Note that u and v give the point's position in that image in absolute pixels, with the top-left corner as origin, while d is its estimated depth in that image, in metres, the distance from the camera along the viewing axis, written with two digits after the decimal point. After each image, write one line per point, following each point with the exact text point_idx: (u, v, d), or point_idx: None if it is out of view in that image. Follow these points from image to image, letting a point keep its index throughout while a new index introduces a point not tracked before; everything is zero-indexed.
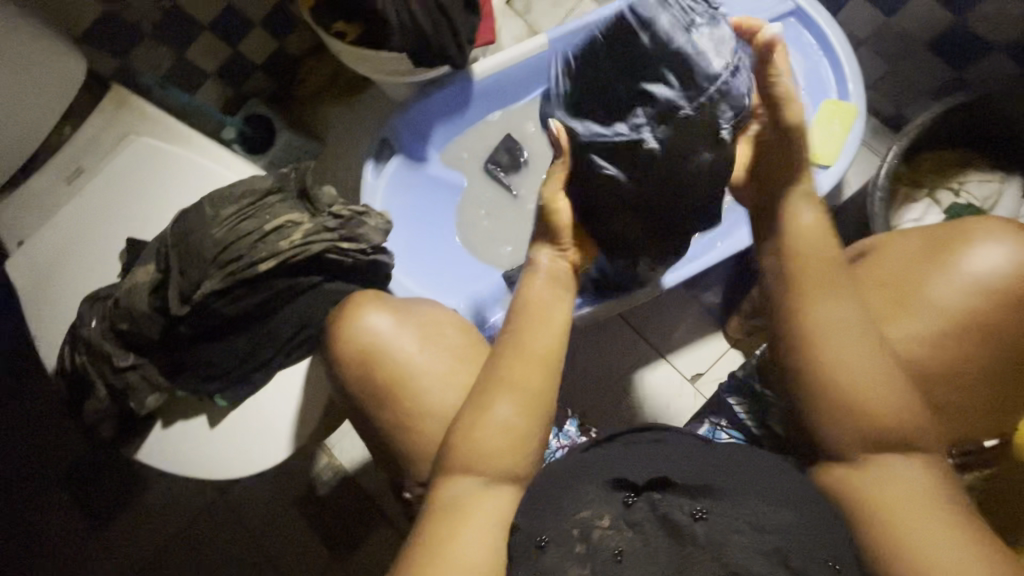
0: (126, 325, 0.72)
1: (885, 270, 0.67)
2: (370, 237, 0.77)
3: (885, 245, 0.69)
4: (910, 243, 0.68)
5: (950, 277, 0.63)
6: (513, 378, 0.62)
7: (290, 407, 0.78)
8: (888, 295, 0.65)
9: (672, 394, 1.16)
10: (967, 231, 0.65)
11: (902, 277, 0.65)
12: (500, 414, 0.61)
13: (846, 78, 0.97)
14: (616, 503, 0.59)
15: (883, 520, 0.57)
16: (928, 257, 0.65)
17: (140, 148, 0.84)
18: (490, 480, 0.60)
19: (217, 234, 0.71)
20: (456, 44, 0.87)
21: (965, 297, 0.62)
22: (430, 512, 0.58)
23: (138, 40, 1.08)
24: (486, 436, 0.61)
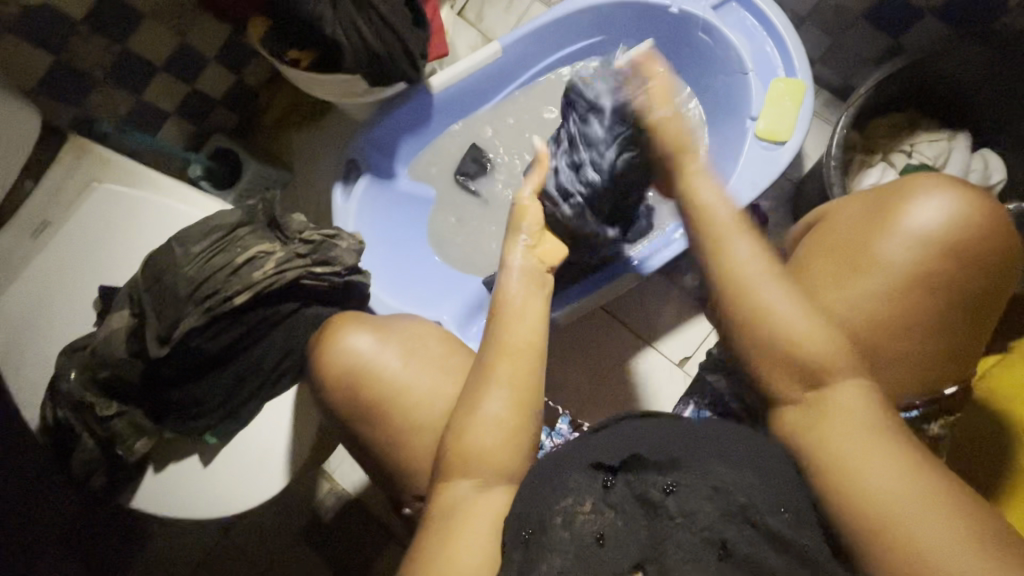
0: (105, 373, 0.71)
1: (836, 238, 0.69)
2: (343, 259, 0.78)
3: (833, 213, 0.72)
4: (853, 209, 0.71)
5: (893, 234, 0.65)
6: (501, 375, 0.65)
7: (283, 434, 0.78)
8: (839, 263, 0.68)
9: (663, 380, 1.18)
10: (907, 190, 0.67)
11: (850, 243, 0.68)
12: (490, 411, 0.64)
13: (792, 56, 0.99)
14: (594, 487, 0.59)
15: (835, 465, 0.57)
16: (872, 219, 0.68)
17: (107, 195, 0.84)
18: (488, 479, 0.63)
19: (188, 272, 0.71)
20: (410, 62, 0.88)
21: (908, 252, 0.64)
22: (431, 521, 0.61)
23: (92, 87, 1.07)
24: (482, 434, 0.63)
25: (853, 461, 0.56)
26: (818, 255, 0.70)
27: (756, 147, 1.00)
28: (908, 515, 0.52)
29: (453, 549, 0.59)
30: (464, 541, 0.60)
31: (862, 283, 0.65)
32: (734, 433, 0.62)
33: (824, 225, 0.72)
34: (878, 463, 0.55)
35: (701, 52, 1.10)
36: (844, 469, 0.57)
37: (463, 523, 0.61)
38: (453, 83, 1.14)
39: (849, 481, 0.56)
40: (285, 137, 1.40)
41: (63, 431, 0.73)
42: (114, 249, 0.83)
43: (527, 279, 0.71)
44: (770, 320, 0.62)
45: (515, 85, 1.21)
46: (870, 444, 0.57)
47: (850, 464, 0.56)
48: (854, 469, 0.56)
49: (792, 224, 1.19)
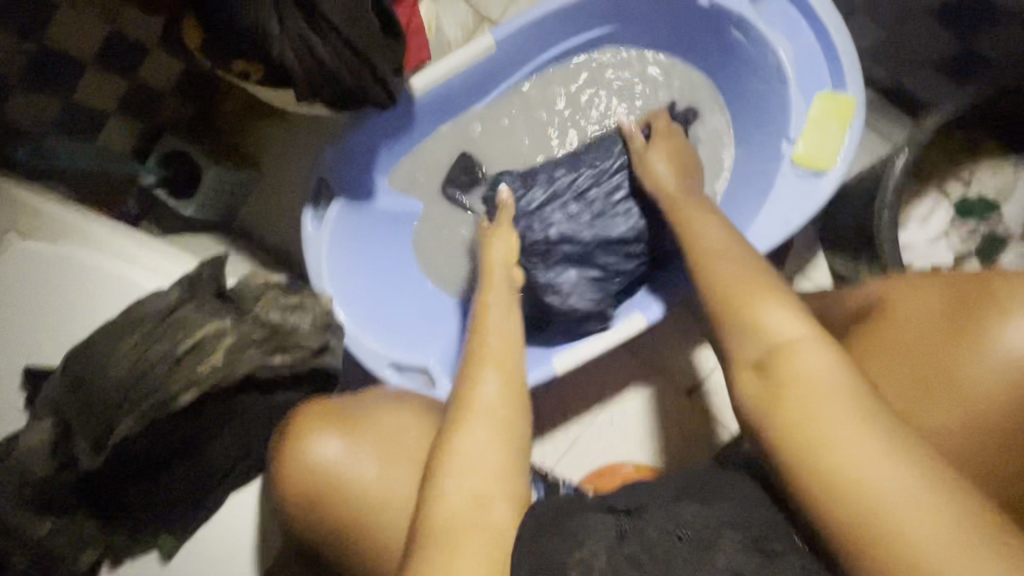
0: (30, 487, 0.60)
1: (899, 336, 0.59)
2: (307, 343, 0.66)
3: (892, 300, 0.62)
4: (929, 299, 0.59)
5: (979, 358, 0.53)
6: (492, 384, 0.59)
7: (252, 525, 0.70)
8: (905, 367, 0.57)
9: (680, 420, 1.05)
10: (996, 293, 0.54)
11: (921, 343, 0.57)
12: (484, 393, 0.57)
13: (843, 66, 0.83)
14: (605, 533, 0.52)
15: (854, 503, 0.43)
16: (946, 332, 0.56)
17: (27, 255, 0.71)
18: (477, 501, 0.52)
19: (118, 372, 0.60)
20: (382, 82, 0.71)
21: (998, 380, 0.53)
22: (422, 539, 0.51)
23: (8, 92, 0.89)
24: (476, 439, 0.54)
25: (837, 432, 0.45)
26: (868, 352, 0.60)
27: (792, 175, 0.85)
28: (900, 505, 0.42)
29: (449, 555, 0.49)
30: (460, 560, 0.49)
31: (936, 404, 0.55)
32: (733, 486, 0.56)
33: (885, 313, 0.61)
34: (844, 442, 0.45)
35: (730, 51, 0.93)
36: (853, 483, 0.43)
37: (458, 534, 0.51)
38: (437, 85, 0.97)
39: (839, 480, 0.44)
40: (250, 131, 1.24)
41: None
42: (37, 319, 0.70)
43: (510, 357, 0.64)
44: (747, 315, 0.53)
45: (509, 82, 1.03)
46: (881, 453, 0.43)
47: (819, 448, 0.45)
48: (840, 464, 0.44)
49: (819, 244, 1.07)
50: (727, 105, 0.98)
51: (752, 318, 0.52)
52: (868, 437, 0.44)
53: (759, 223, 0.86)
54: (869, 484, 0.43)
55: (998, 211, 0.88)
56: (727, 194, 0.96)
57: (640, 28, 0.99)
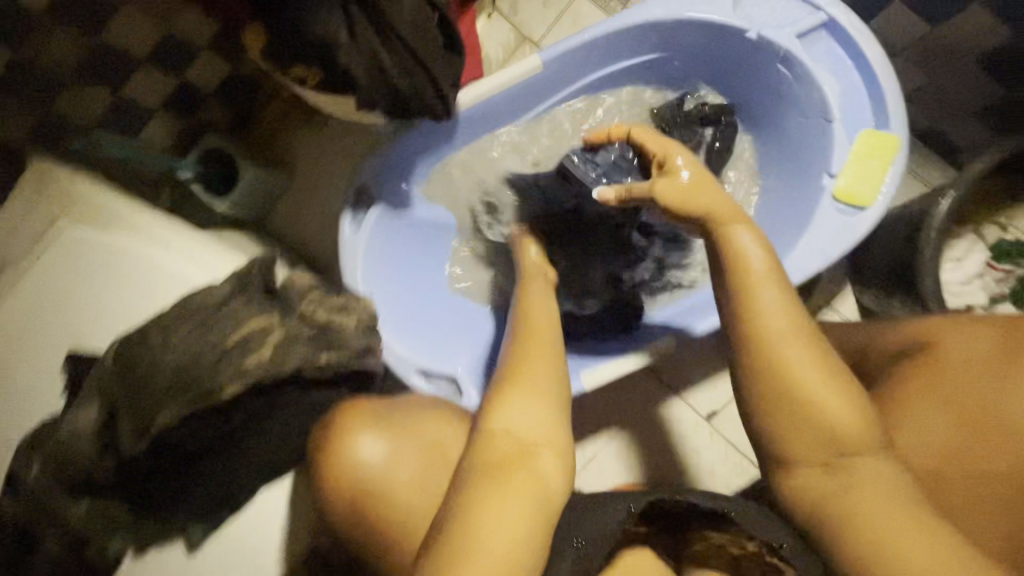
0: (72, 471, 0.60)
1: (943, 385, 0.66)
2: (351, 340, 0.68)
3: (942, 344, 0.69)
4: (982, 343, 0.66)
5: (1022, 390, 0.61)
6: (536, 375, 0.67)
7: (279, 524, 0.72)
8: (945, 418, 0.65)
9: (693, 441, 1.17)
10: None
11: (967, 393, 0.64)
12: (522, 415, 0.63)
13: (887, 106, 0.84)
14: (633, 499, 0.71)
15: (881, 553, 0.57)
16: (993, 364, 0.64)
17: (67, 240, 0.70)
18: (520, 462, 0.60)
19: (169, 362, 0.60)
20: (438, 94, 0.74)
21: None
22: (464, 490, 0.57)
23: (61, 87, 0.88)
24: (503, 438, 0.61)
25: (861, 473, 0.61)
26: (922, 391, 0.67)
27: (831, 209, 0.86)
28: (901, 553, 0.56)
29: (477, 517, 0.55)
30: (495, 512, 0.55)
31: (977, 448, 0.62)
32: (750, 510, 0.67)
33: (931, 358, 0.69)
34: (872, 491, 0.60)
35: (776, 85, 0.94)
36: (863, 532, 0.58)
37: (490, 496, 0.56)
38: (483, 99, 0.96)
39: (865, 543, 0.58)
40: (283, 134, 1.23)
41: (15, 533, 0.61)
42: (72, 305, 0.70)
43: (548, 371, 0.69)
44: (766, 321, 0.66)
45: (553, 101, 1.04)
46: (894, 525, 0.57)
47: (787, 387, 0.63)
48: (870, 510, 0.59)
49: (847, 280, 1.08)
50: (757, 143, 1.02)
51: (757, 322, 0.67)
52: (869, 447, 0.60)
53: (797, 254, 0.86)
54: (888, 563, 0.56)
55: None
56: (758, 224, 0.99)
57: (685, 56, 0.99)
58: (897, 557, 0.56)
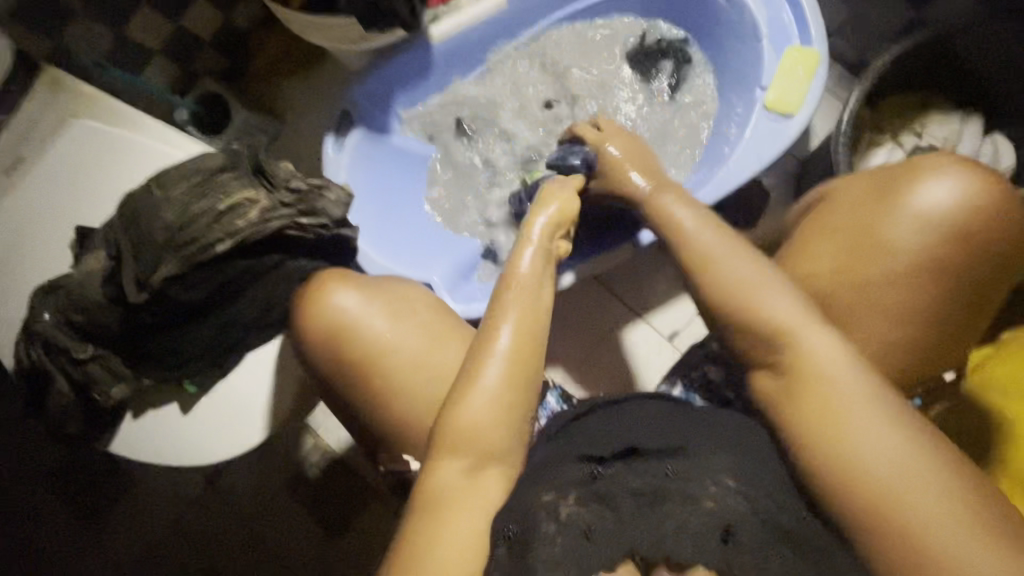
0: (82, 316, 0.69)
1: (836, 220, 0.69)
2: (330, 212, 0.76)
3: (836, 194, 0.71)
4: (855, 190, 0.69)
5: (898, 216, 0.64)
6: (504, 347, 0.64)
7: (266, 386, 0.77)
8: (842, 247, 0.67)
9: (652, 354, 1.20)
10: (917, 167, 0.65)
11: (855, 223, 0.67)
12: (489, 381, 0.63)
13: (809, 23, 0.95)
14: (577, 479, 0.58)
15: (824, 449, 0.54)
16: (876, 201, 0.66)
17: (85, 132, 0.80)
18: (486, 459, 0.61)
19: (169, 217, 0.68)
20: (411, 8, 0.85)
21: (912, 233, 0.63)
22: (419, 497, 0.59)
23: (68, 18, 1.00)
24: (451, 467, 0.60)
25: (844, 418, 0.54)
26: (818, 232, 0.70)
27: (764, 119, 0.96)
28: (873, 466, 0.52)
29: (444, 522, 0.57)
30: (453, 525, 0.57)
31: (874, 267, 0.64)
32: (727, 428, 0.61)
33: (823, 211, 0.71)
34: (873, 452, 0.52)
35: (715, 16, 1.06)
36: (812, 441, 0.55)
37: (443, 502, 0.58)
38: (455, 34, 1.08)
39: (830, 444, 0.54)
40: (273, 84, 1.32)
41: (36, 377, 0.71)
42: (89, 189, 0.80)
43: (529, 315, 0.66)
44: (725, 264, 0.63)
45: (522, 38, 1.14)
46: (863, 430, 0.53)
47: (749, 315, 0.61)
48: (843, 435, 0.54)
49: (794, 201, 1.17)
50: (713, 73, 1.09)
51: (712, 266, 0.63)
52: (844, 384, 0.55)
53: (734, 159, 0.96)
54: (845, 455, 0.53)
55: None
56: (705, 157, 1.06)
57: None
58: (891, 495, 0.51)
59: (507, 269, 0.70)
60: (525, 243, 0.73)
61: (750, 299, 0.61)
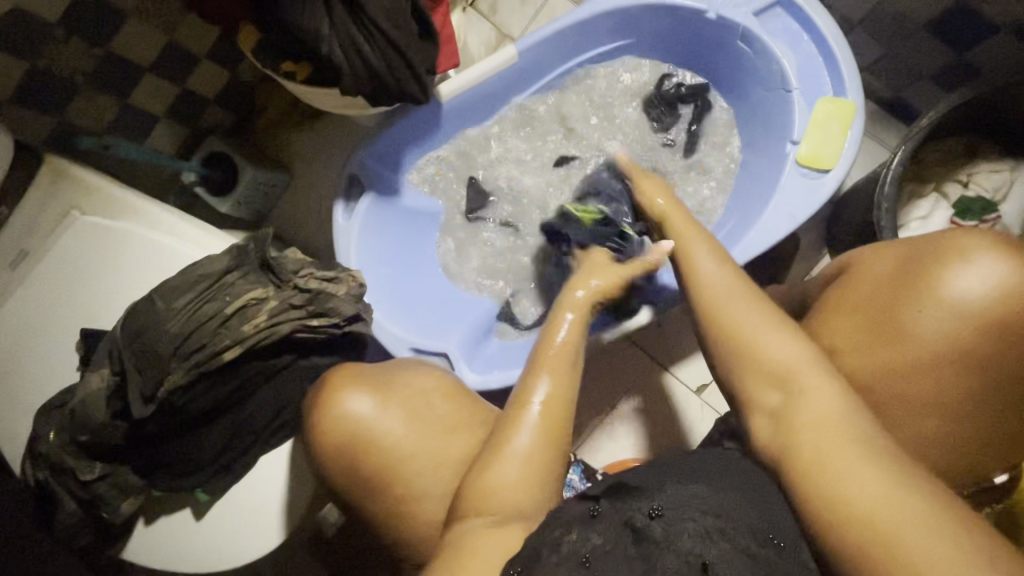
0: (86, 437, 0.65)
1: (858, 295, 0.64)
2: (341, 309, 0.71)
3: (859, 267, 0.66)
4: (889, 260, 0.64)
5: (928, 302, 0.58)
6: (533, 416, 0.61)
7: (280, 488, 0.74)
8: (861, 325, 0.62)
9: (689, 413, 1.15)
10: (948, 247, 0.59)
11: (876, 301, 0.62)
12: (519, 446, 0.60)
13: (842, 72, 0.89)
14: (580, 516, 0.55)
15: (813, 481, 0.51)
16: (901, 284, 0.61)
17: (88, 227, 0.77)
18: (506, 515, 0.57)
19: (172, 327, 0.64)
20: (416, 80, 0.79)
21: (942, 324, 0.57)
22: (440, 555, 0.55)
23: (73, 93, 0.95)
24: (475, 522, 0.57)
25: (839, 458, 0.50)
26: (840, 313, 0.64)
27: (796, 174, 0.91)
28: (856, 488, 0.48)
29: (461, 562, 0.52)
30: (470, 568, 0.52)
31: (890, 354, 0.60)
32: (729, 464, 0.59)
33: (847, 282, 0.66)
34: (829, 439, 0.52)
35: (739, 62, 1.00)
36: (808, 471, 0.52)
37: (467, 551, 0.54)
38: (464, 91, 1.02)
39: (821, 472, 0.51)
40: (281, 136, 1.29)
41: (43, 492, 0.68)
42: (94, 286, 0.78)
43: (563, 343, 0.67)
44: (723, 306, 0.62)
45: (533, 89, 1.09)
46: (858, 460, 0.49)
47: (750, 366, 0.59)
48: (826, 469, 0.50)
49: (825, 247, 1.11)
50: (735, 121, 1.05)
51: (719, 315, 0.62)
52: (824, 405, 0.54)
53: (766, 217, 0.90)
54: (836, 485, 0.49)
55: (997, 210, 0.91)
56: (727, 210, 1.02)
57: (651, 41, 1.06)
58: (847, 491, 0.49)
59: (537, 347, 0.68)
60: (543, 373, 0.64)
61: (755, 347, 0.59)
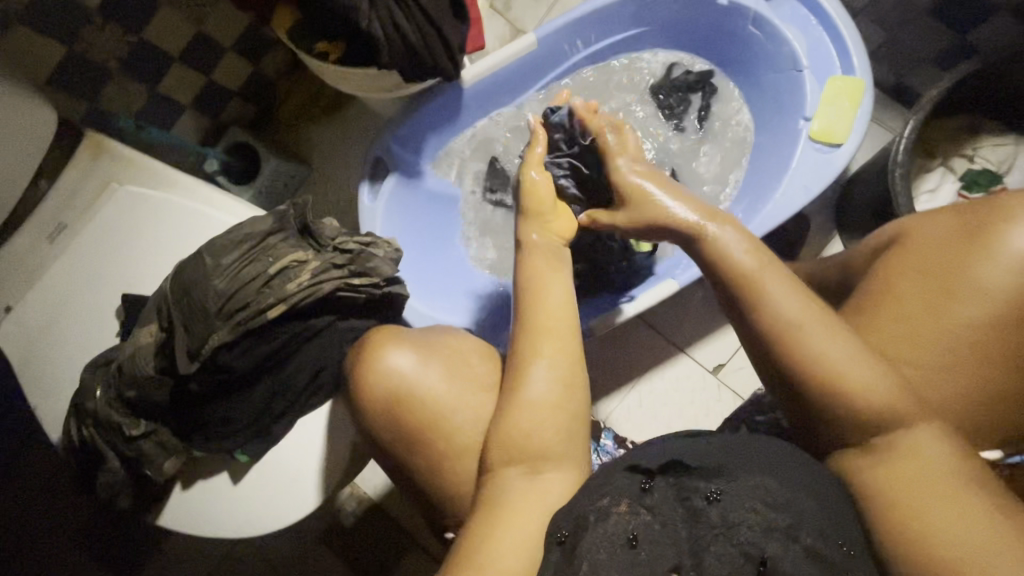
0: (132, 392, 0.67)
1: (921, 259, 0.63)
2: (381, 269, 0.74)
3: (915, 233, 0.66)
4: (940, 226, 0.64)
5: (996, 260, 0.59)
6: (547, 354, 0.64)
7: (318, 452, 0.74)
8: (925, 287, 0.61)
9: (707, 395, 1.18)
10: (1006, 210, 0.60)
11: (941, 265, 0.61)
12: (536, 391, 0.63)
13: (850, 52, 0.94)
14: (630, 490, 0.56)
15: (889, 504, 0.52)
16: (963, 242, 0.61)
17: (129, 197, 0.79)
18: (541, 464, 0.62)
19: (219, 285, 0.66)
20: (448, 57, 0.83)
21: (1013, 278, 0.58)
22: (481, 511, 0.60)
23: (106, 79, 0.99)
24: (515, 473, 0.61)
25: (916, 500, 0.51)
26: (903, 280, 0.63)
27: (809, 149, 0.95)
28: (946, 525, 0.49)
29: (500, 528, 0.57)
30: (517, 514, 0.58)
31: (951, 311, 0.60)
32: (781, 449, 0.58)
33: (903, 249, 0.66)
34: (898, 469, 0.53)
35: (749, 46, 1.04)
36: (895, 501, 0.52)
37: (518, 499, 0.59)
38: (486, 76, 1.06)
39: (909, 517, 0.51)
40: (300, 130, 1.32)
41: (89, 449, 0.70)
42: (133, 254, 0.79)
43: (554, 288, 0.68)
44: (781, 309, 0.58)
45: (552, 75, 1.13)
46: (944, 498, 0.51)
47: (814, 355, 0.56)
48: (916, 509, 0.51)
49: (836, 228, 1.14)
50: (747, 104, 1.09)
51: (757, 290, 0.59)
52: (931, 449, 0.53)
53: (782, 192, 0.94)
54: (934, 524, 0.50)
55: (1003, 182, 0.95)
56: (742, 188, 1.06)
57: (665, 29, 1.11)
58: (918, 519, 0.50)
59: (522, 286, 0.69)
60: (540, 328, 0.65)
61: (823, 357, 0.56)
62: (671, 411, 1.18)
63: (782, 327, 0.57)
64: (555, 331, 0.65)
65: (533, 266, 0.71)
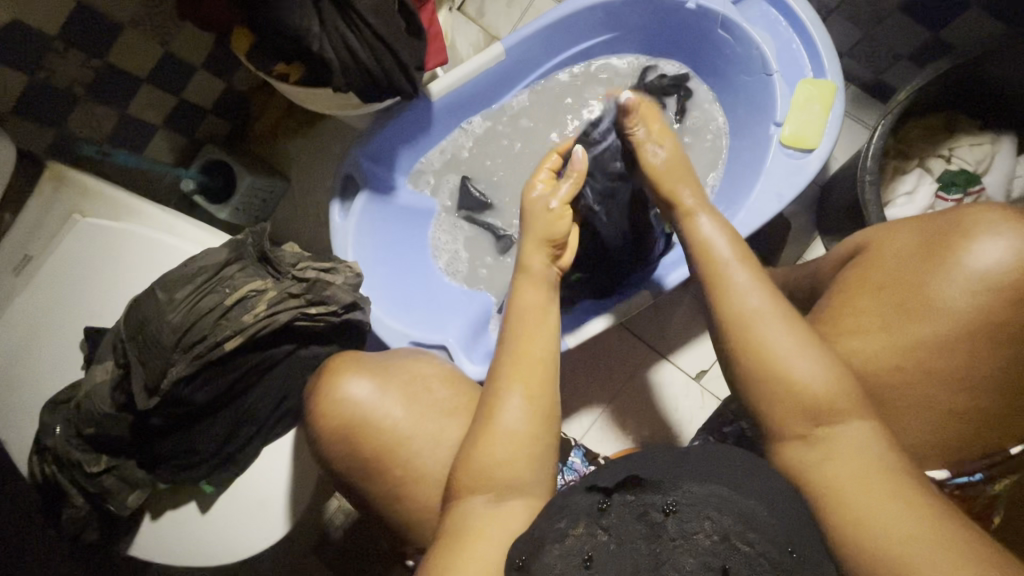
0: (92, 429, 0.68)
1: (882, 273, 0.61)
2: (340, 297, 0.73)
3: (879, 243, 0.64)
4: (903, 238, 0.62)
5: (953, 276, 0.57)
6: (519, 382, 0.63)
7: (284, 478, 0.74)
8: (884, 302, 0.60)
9: (690, 401, 1.17)
10: (968, 222, 0.58)
11: (899, 281, 0.60)
12: (508, 422, 0.61)
13: (820, 55, 0.92)
14: (588, 510, 0.54)
15: (835, 506, 0.51)
16: (924, 256, 0.59)
17: (90, 229, 0.79)
18: (504, 492, 0.59)
19: (173, 319, 0.66)
20: (406, 76, 0.82)
21: (972, 296, 0.56)
22: (440, 538, 0.58)
23: (73, 105, 0.98)
24: (477, 500, 0.59)
25: (853, 499, 0.51)
26: (861, 292, 0.62)
27: (780, 155, 0.93)
28: (885, 520, 0.48)
29: (464, 554, 0.54)
30: (479, 544, 0.55)
31: (907, 327, 0.58)
32: (733, 457, 0.56)
33: (866, 259, 0.64)
34: (843, 465, 0.53)
35: (720, 49, 1.02)
36: (840, 498, 0.51)
37: (475, 526, 0.57)
38: (454, 89, 1.05)
39: (853, 518, 0.50)
40: (277, 144, 1.31)
41: (54, 485, 0.71)
42: (98, 285, 0.79)
43: (532, 315, 0.68)
44: (740, 301, 0.59)
45: (522, 85, 1.11)
46: (885, 496, 0.50)
47: (759, 344, 0.57)
48: (858, 510, 0.50)
49: (815, 229, 1.12)
50: (721, 106, 1.07)
51: (723, 281, 0.61)
52: (866, 449, 0.53)
53: (754, 198, 0.92)
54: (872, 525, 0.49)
55: (980, 182, 0.93)
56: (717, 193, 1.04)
57: (636, 33, 1.08)
58: (859, 518, 0.49)
59: (512, 310, 0.70)
60: (519, 358, 0.65)
61: (771, 352, 0.56)
62: (652, 420, 1.17)
63: (737, 317, 0.59)
64: (533, 358, 0.65)
65: (524, 291, 0.71)
